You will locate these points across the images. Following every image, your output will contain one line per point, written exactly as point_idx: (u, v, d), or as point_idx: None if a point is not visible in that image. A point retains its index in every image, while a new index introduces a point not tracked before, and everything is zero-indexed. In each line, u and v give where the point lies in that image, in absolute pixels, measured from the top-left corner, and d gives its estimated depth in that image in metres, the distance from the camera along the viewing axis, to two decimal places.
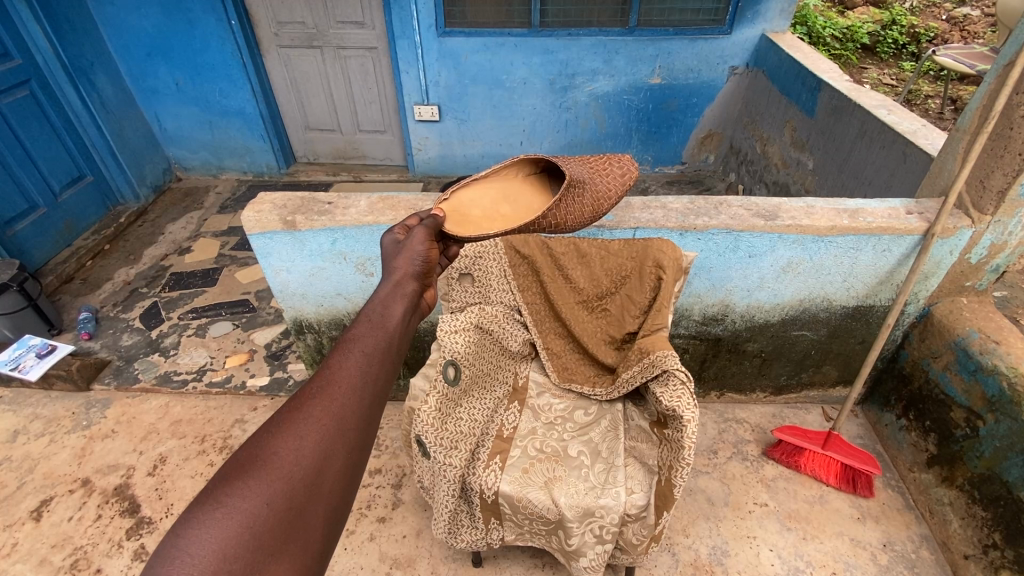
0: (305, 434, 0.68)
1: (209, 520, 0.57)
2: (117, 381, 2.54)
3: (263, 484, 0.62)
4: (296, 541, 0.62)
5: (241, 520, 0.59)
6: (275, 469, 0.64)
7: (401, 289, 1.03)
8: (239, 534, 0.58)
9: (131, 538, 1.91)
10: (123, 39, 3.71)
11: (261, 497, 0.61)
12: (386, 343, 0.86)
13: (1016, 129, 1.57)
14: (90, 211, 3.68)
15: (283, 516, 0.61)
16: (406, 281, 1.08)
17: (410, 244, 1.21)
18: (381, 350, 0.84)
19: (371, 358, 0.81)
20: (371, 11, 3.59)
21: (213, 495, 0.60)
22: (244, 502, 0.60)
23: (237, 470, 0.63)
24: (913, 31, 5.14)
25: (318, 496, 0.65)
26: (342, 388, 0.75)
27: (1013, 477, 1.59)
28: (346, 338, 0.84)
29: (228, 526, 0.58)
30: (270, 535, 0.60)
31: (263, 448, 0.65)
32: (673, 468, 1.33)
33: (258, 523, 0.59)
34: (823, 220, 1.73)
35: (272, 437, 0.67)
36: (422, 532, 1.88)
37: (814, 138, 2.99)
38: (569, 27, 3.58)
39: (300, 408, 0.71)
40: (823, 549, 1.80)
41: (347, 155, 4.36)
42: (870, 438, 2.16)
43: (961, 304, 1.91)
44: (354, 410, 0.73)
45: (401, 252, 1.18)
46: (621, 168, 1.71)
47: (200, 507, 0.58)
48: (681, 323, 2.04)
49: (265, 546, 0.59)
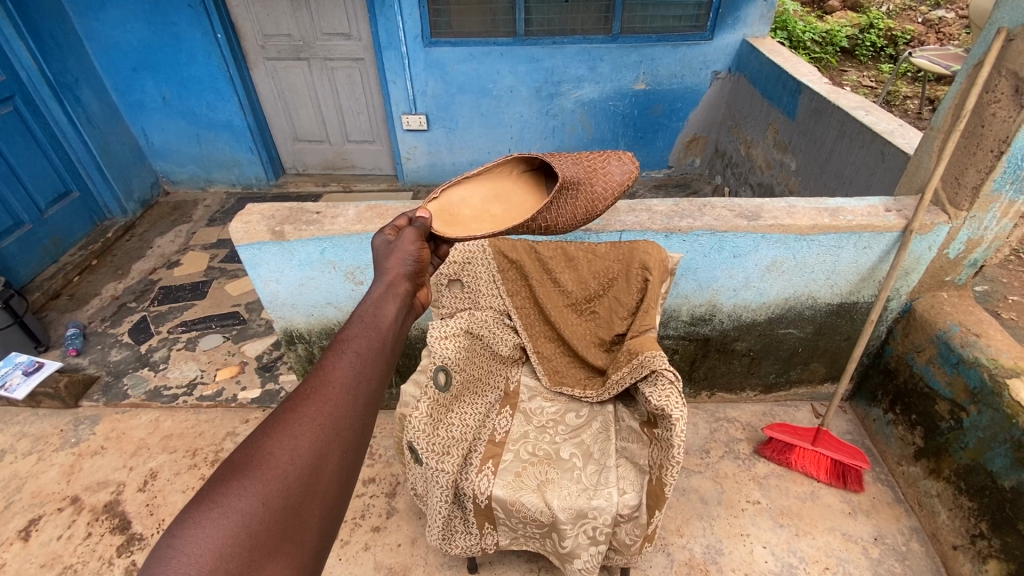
0: (299, 434, 0.69)
1: (205, 520, 0.58)
2: (105, 398, 2.51)
3: (258, 484, 0.63)
4: (294, 540, 0.63)
5: (236, 520, 0.60)
6: (270, 469, 0.65)
7: (393, 290, 1.04)
8: (236, 532, 0.59)
9: (123, 555, 1.88)
10: (108, 54, 3.70)
11: (257, 497, 0.62)
12: (380, 342, 0.87)
13: (988, 126, 1.62)
14: (76, 226, 3.64)
15: (277, 517, 0.62)
16: (398, 282, 1.09)
17: (401, 246, 1.21)
18: (375, 349, 0.85)
19: (365, 359, 0.82)
20: (357, 22, 3.62)
21: (209, 495, 0.61)
22: (240, 502, 0.61)
23: (233, 470, 0.63)
24: (891, 34, 5.26)
25: (315, 496, 0.67)
26: (336, 390, 0.75)
27: (997, 467, 1.61)
28: (341, 338, 0.85)
29: (223, 526, 0.59)
30: (267, 534, 0.61)
31: (260, 445, 0.67)
32: (664, 468, 1.34)
33: (253, 523, 0.60)
34: (805, 220, 1.76)
35: (267, 437, 0.68)
36: (416, 540, 1.87)
37: (795, 140, 3.05)
38: (553, 35, 3.62)
39: (295, 408, 0.72)
40: (816, 545, 1.81)
41: (336, 166, 4.37)
42: (859, 433, 2.19)
43: (942, 299, 1.95)
44: (348, 410, 0.74)
45: (392, 253, 1.19)
46: (619, 169, 1.65)
47: (195, 508, 0.59)
48: (669, 324, 2.06)
49: (262, 543, 0.60)
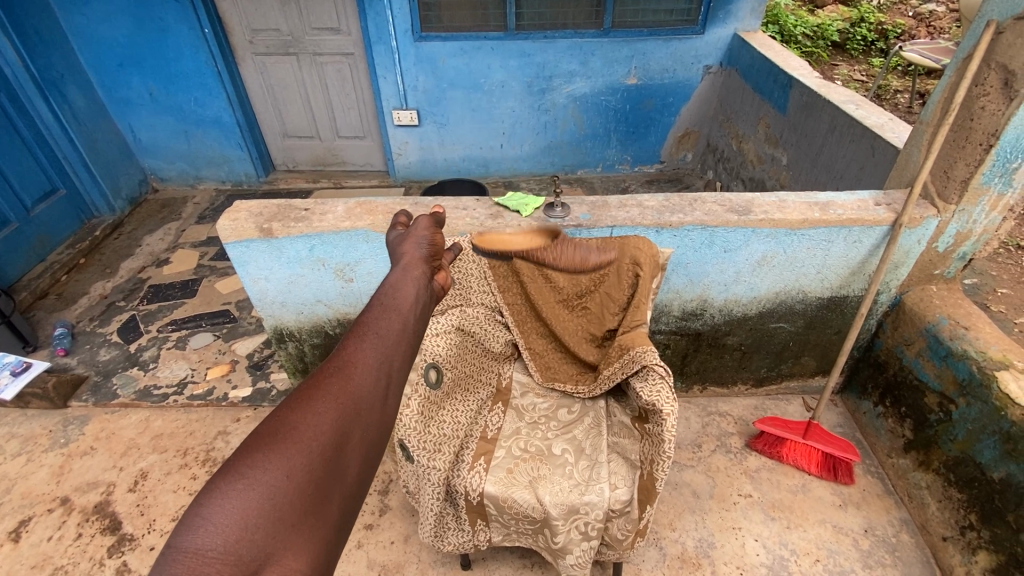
0: (323, 410, 0.69)
1: (232, 491, 0.59)
2: (94, 398, 2.49)
3: (283, 458, 0.63)
4: (317, 516, 0.63)
5: (262, 493, 0.60)
6: (295, 442, 0.65)
7: (411, 272, 0.99)
8: (261, 505, 0.59)
9: (114, 556, 1.87)
10: (93, 49, 3.65)
11: (282, 470, 0.62)
12: (405, 321, 0.86)
13: (977, 120, 1.63)
14: (63, 224, 3.60)
15: (302, 491, 0.62)
16: (413, 265, 1.05)
17: (415, 231, 1.13)
18: (398, 329, 0.84)
19: (388, 339, 0.81)
20: (346, 16, 3.58)
21: (235, 467, 0.61)
22: (265, 475, 0.61)
23: (258, 443, 0.64)
24: (881, 28, 5.27)
25: (339, 471, 0.66)
26: (360, 368, 0.75)
27: (985, 459, 1.63)
28: (364, 318, 0.85)
29: (249, 498, 0.59)
30: (291, 508, 0.61)
31: (285, 419, 0.67)
32: (655, 462, 1.35)
33: (278, 495, 0.60)
34: (795, 214, 1.76)
35: (292, 412, 0.68)
36: (410, 537, 1.87)
37: (786, 134, 3.05)
38: (544, 29, 3.60)
39: (319, 384, 0.72)
40: (806, 537, 1.82)
41: (328, 162, 4.33)
42: (850, 426, 2.21)
43: (931, 292, 1.96)
44: (372, 389, 0.74)
45: (407, 237, 1.13)
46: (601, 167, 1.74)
47: (221, 479, 0.60)
48: (661, 319, 2.06)
49: (287, 517, 0.60)
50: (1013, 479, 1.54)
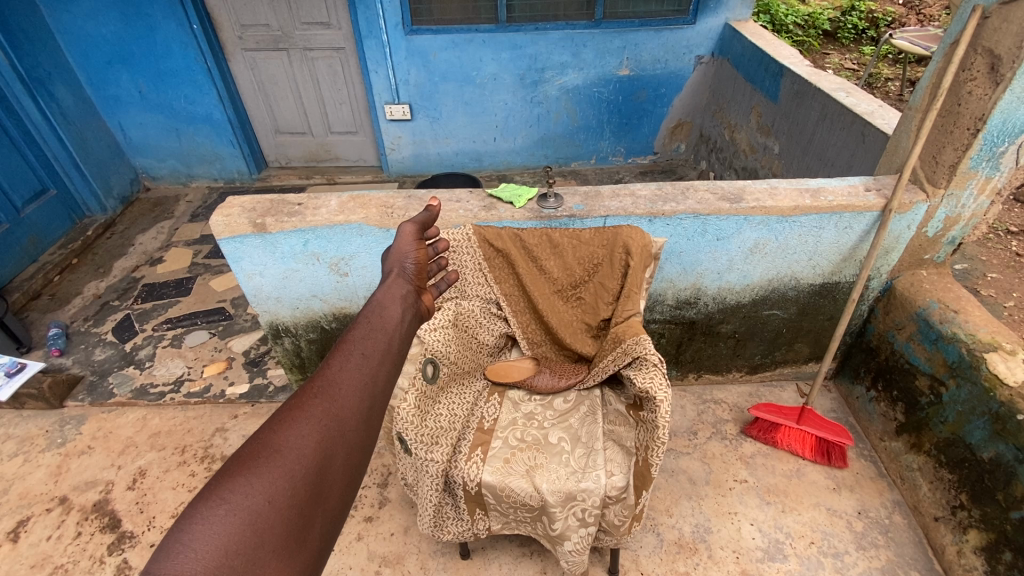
0: (306, 433, 0.76)
1: (213, 516, 0.64)
2: (91, 398, 2.48)
3: (266, 481, 0.69)
4: (297, 539, 0.68)
5: (243, 517, 0.65)
6: (277, 466, 0.71)
7: (395, 292, 1.11)
8: (241, 530, 0.64)
9: (114, 553, 1.88)
10: (81, 48, 3.61)
11: (264, 495, 0.67)
12: (387, 346, 0.96)
13: (964, 105, 1.64)
14: (54, 225, 3.57)
15: (283, 514, 0.68)
16: (399, 283, 1.15)
17: (400, 244, 1.22)
18: (380, 352, 0.94)
19: (369, 363, 0.91)
20: (336, 10, 3.56)
21: (215, 491, 0.66)
22: (247, 499, 0.66)
23: (239, 468, 0.69)
24: (872, 16, 5.27)
25: (320, 492, 0.73)
26: (341, 391, 0.83)
27: (975, 440, 1.65)
28: (346, 342, 0.94)
29: (231, 523, 0.64)
30: (271, 531, 0.65)
31: (266, 444, 0.73)
32: (650, 449, 1.35)
33: (260, 520, 0.65)
34: (786, 202, 1.77)
35: (275, 436, 0.74)
36: (409, 529, 1.88)
37: (778, 122, 3.06)
38: (535, 21, 3.58)
39: (303, 406, 0.79)
40: (801, 520, 1.85)
41: (320, 158, 4.31)
42: (843, 411, 2.23)
43: (921, 277, 1.98)
44: (352, 412, 0.82)
45: (391, 253, 1.21)
46: None
47: (203, 504, 0.64)
48: (656, 308, 2.08)
49: (267, 543, 0.65)
50: (1002, 459, 1.56)
